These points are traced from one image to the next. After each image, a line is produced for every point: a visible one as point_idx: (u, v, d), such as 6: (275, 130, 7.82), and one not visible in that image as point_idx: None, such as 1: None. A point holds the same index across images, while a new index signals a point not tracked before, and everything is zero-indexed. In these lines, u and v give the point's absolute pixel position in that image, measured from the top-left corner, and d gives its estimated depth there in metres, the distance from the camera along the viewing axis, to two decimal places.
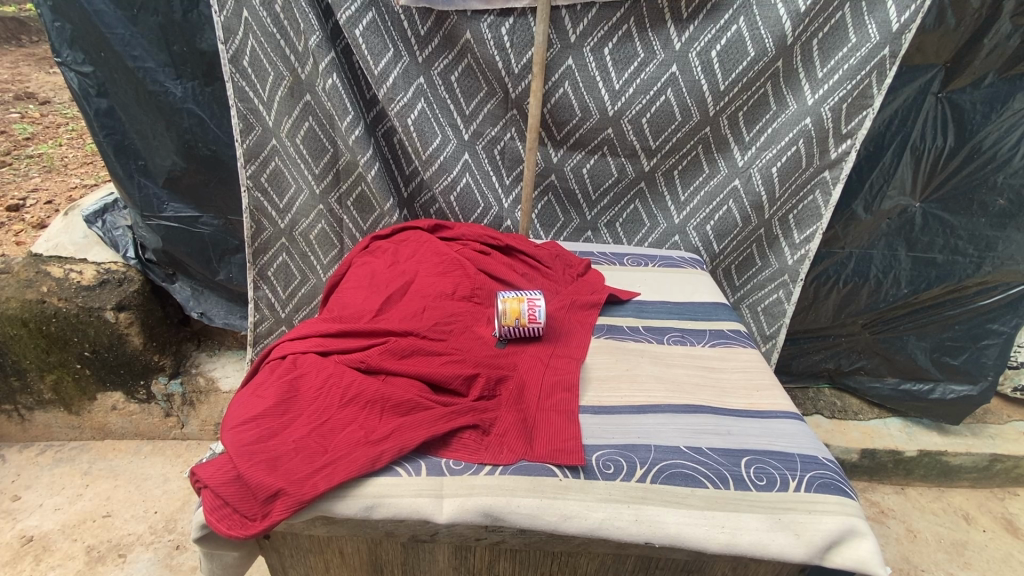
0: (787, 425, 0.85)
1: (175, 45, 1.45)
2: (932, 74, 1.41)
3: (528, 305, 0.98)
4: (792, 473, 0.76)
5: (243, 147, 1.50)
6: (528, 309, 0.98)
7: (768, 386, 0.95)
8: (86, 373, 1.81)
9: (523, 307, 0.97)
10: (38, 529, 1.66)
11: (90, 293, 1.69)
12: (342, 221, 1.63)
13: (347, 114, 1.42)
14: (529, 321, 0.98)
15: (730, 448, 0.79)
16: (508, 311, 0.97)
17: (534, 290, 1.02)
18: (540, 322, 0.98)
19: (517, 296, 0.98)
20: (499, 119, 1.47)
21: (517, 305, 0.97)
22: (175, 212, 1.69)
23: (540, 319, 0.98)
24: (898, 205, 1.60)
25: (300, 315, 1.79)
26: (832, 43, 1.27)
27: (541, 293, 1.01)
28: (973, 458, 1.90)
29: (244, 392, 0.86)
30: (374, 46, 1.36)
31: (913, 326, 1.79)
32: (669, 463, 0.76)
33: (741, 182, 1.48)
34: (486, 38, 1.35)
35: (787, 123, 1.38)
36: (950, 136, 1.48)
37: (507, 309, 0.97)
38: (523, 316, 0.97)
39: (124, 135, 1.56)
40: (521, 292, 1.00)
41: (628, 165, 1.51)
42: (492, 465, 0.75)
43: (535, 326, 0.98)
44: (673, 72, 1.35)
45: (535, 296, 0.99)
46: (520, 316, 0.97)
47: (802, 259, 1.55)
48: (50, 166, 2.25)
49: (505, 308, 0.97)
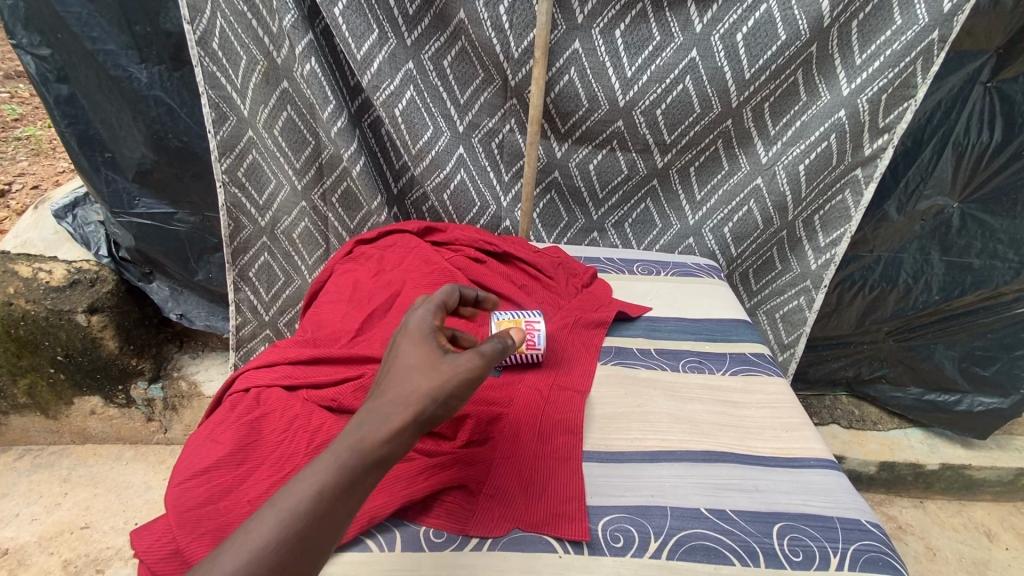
0: (822, 478, 0.74)
1: (137, 25, 1.31)
2: (982, 62, 1.27)
3: (525, 328, 0.86)
4: (833, 546, 0.64)
5: (216, 139, 1.37)
6: (525, 334, 0.86)
7: (799, 426, 0.83)
8: (61, 378, 1.71)
9: (521, 330, 0.86)
10: (13, 541, 1.58)
11: (59, 295, 1.58)
12: (327, 219, 1.50)
13: (329, 104, 1.29)
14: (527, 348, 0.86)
15: (759, 511, 0.68)
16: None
17: (532, 310, 0.91)
18: (541, 348, 0.86)
19: (513, 318, 0.87)
20: (498, 110, 1.33)
21: (512, 329, 0.86)
22: (147, 209, 1.57)
23: (539, 345, 0.86)
24: (934, 206, 1.46)
25: (285, 318, 1.68)
26: (874, 25, 1.13)
27: (541, 313, 0.90)
28: (997, 472, 1.80)
29: (201, 432, 0.76)
30: (357, 26, 1.21)
31: (942, 335, 1.66)
32: (688, 534, 0.65)
33: (764, 181, 1.35)
34: (482, 18, 1.20)
35: (818, 115, 1.24)
36: (997, 130, 1.34)
37: (502, 333, 0.86)
38: (521, 341, 0.86)
39: (88, 125, 1.43)
40: (518, 313, 0.89)
41: (640, 162, 1.37)
42: (479, 538, 0.63)
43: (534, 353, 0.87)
44: (693, 58, 1.21)
45: (532, 317, 0.88)
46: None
47: (827, 263, 1.42)
48: (38, 149, 2.13)
49: (498, 333, 0.86)
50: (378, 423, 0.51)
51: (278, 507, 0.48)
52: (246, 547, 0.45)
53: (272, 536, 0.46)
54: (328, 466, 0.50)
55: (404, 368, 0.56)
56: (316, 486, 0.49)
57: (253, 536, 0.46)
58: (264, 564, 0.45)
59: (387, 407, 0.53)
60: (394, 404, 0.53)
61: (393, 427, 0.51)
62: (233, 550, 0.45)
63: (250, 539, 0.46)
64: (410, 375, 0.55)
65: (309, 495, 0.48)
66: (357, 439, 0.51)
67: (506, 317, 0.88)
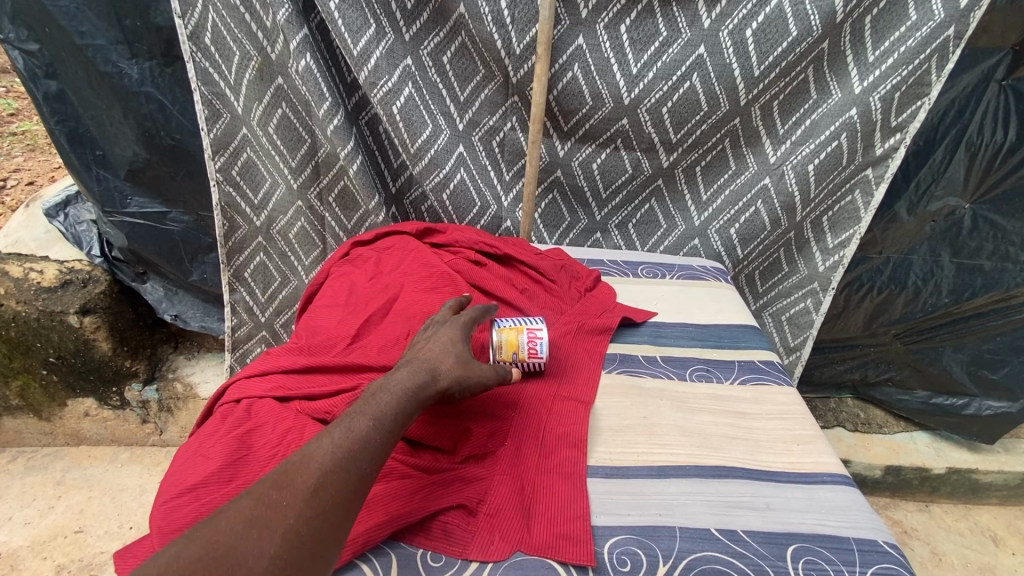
0: (836, 495, 0.71)
1: (126, 19, 1.27)
2: (997, 59, 1.24)
3: (527, 336, 0.82)
4: (849, 569, 0.61)
5: (209, 136, 1.33)
6: (528, 342, 0.82)
7: (811, 439, 0.80)
8: (54, 379, 1.68)
9: (523, 339, 0.82)
10: (5, 546, 1.55)
11: (50, 296, 1.55)
12: (324, 219, 1.47)
13: (325, 101, 1.25)
14: (528, 357, 0.83)
15: (772, 532, 0.65)
16: (504, 345, 0.82)
17: (534, 316, 0.86)
18: (542, 357, 0.83)
19: (515, 324, 0.83)
20: (499, 108, 1.29)
21: (514, 337, 0.82)
22: (139, 208, 1.53)
23: (540, 355, 0.83)
24: (945, 207, 1.42)
25: (281, 320, 1.64)
26: (888, 21, 1.09)
27: (543, 321, 0.86)
28: (1004, 476, 1.77)
29: (190, 445, 0.73)
30: (353, 21, 1.18)
31: (950, 338, 1.63)
32: (698, 557, 0.62)
33: (772, 181, 1.31)
34: (483, 13, 1.16)
35: (828, 114, 1.20)
36: (1011, 129, 1.30)
37: (503, 341, 0.82)
38: (522, 350, 0.82)
39: (78, 123, 1.39)
40: (519, 319, 0.85)
41: (644, 161, 1.33)
42: (479, 562, 0.60)
43: (535, 362, 0.83)
44: (700, 54, 1.17)
45: (534, 324, 0.84)
46: (519, 351, 0.82)
47: (835, 265, 1.39)
48: (34, 145, 2.10)
49: (499, 341, 0.82)
50: (429, 379, 0.65)
51: (365, 414, 0.60)
52: (346, 439, 0.57)
53: (366, 435, 0.58)
54: (402, 394, 0.63)
55: (448, 348, 0.70)
56: (393, 408, 0.61)
57: (351, 433, 0.58)
58: (355, 449, 0.57)
59: (434, 368, 0.67)
60: (441, 368, 0.67)
61: (437, 389, 0.66)
62: (335, 440, 0.57)
63: (350, 435, 0.58)
64: (452, 353, 0.69)
65: (378, 412, 0.60)
66: (417, 385, 0.64)
67: (508, 324, 0.84)
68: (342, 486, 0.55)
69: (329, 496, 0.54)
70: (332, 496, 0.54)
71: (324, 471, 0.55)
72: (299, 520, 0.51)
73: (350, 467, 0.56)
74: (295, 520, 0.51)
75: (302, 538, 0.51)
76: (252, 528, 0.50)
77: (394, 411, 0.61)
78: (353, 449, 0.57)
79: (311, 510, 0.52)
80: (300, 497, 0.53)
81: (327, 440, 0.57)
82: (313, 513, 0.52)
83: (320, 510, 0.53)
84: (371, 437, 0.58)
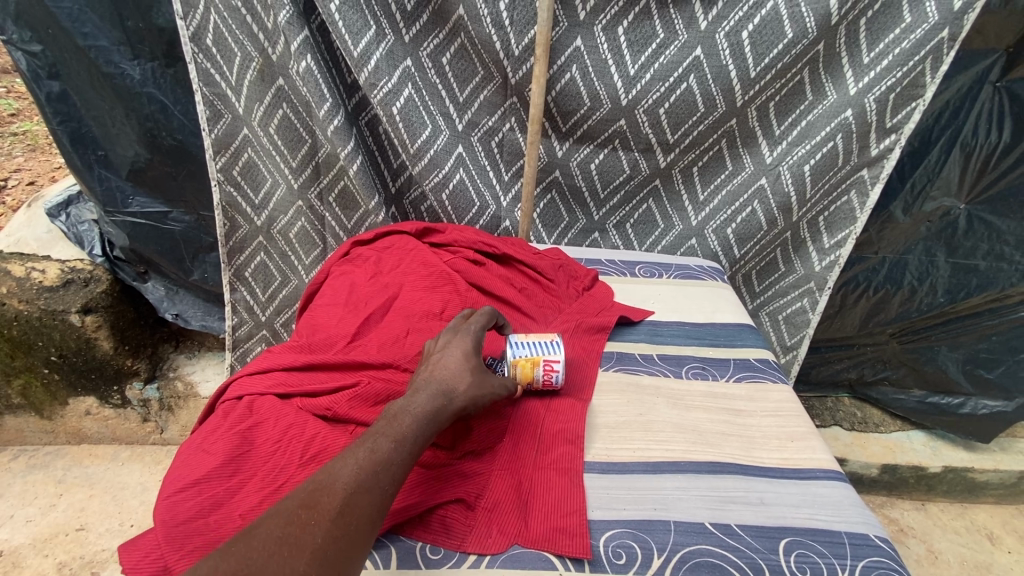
0: (828, 490, 0.72)
1: (128, 20, 1.28)
2: (991, 60, 1.25)
3: (543, 368, 0.79)
4: (840, 562, 0.63)
5: (210, 137, 1.34)
6: (543, 373, 0.79)
7: (805, 435, 0.81)
8: (55, 378, 1.69)
9: (538, 372, 0.79)
10: (7, 543, 1.55)
11: (52, 295, 1.56)
12: (324, 219, 1.48)
13: (325, 102, 1.26)
14: (542, 385, 0.81)
15: (765, 526, 0.66)
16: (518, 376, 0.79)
17: (554, 339, 0.81)
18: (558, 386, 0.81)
19: (532, 355, 0.79)
20: (498, 108, 1.31)
21: (529, 370, 0.78)
22: (141, 208, 1.54)
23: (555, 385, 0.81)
24: (940, 208, 1.44)
25: (282, 319, 1.65)
26: (882, 23, 1.10)
27: (561, 346, 0.80)
28: (999, 475, 1.78)
29: (192, 441, 0.74)
30: (353, 23, 1.19)
31: (946, 338, 1.64)
32: (692, 551, 0.63)
33: (768, 182, 1.32)
34: (482, 15, 1.18)
35: (824, 115, 1.22)
36: (1006, 130, 1.31)
37: (517, 372, 0.79)
38: (536, 382, 0.80)
39: (80, 123, 1.40)
40: (537, 346, 0.80)
41: (642, 161, 1.34)
42: (477, 555, 0.61)
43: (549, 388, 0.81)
44: (697, 56, 1.18)
45: (552, 354, 0.79)
46: (532, 381, 0.80)
47: (831, 265, 1.40)
48: (34, 145, 2.11)
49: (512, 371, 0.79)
50: (446, 401, 0.65)
51: (388, 435, 0.60)
52: (369, 460, 0.58)
53: (388, 457, 0.59)
54: (423, 414, 0.63)
55: (463, 366, 0.70)
56: (414, 428, 0.62)
57: (375, 454, 0.58)
58: (380, 470, 0.58)
59: (450, 390, 0.67)
60: (458, 389, 0.67)
61: (453, 410, 0.66)
62: (359, 461, 0.57)
63: (374, 456, 0.58)
64: (469, 374, 0.69)
65: (400, 434, 0.61)
66: (436, 407, 0.64)
67: (523, 350, 0.80)
68: (365, 508, 0.55)
69: (355, 518, 0.54)
70: (357, 517, 0.55)
71: (350, 492, 0.55)
72: (325, 542, 0.52)
73: (374, 488, 0.57)
74: (322, 541, 0.52)
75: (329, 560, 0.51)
76: (280, 549, 0.50)
77: (414, 433, 0.62)
78: (376, 471, 0.57)
79: (338, 532, 0.53)
80: (328, 517, 0.53)
81: (351, 462, 0.57)
82: (339, 535, 0.53)
83: (343, 533, 0.53)
84: (394, 458, 0.59)
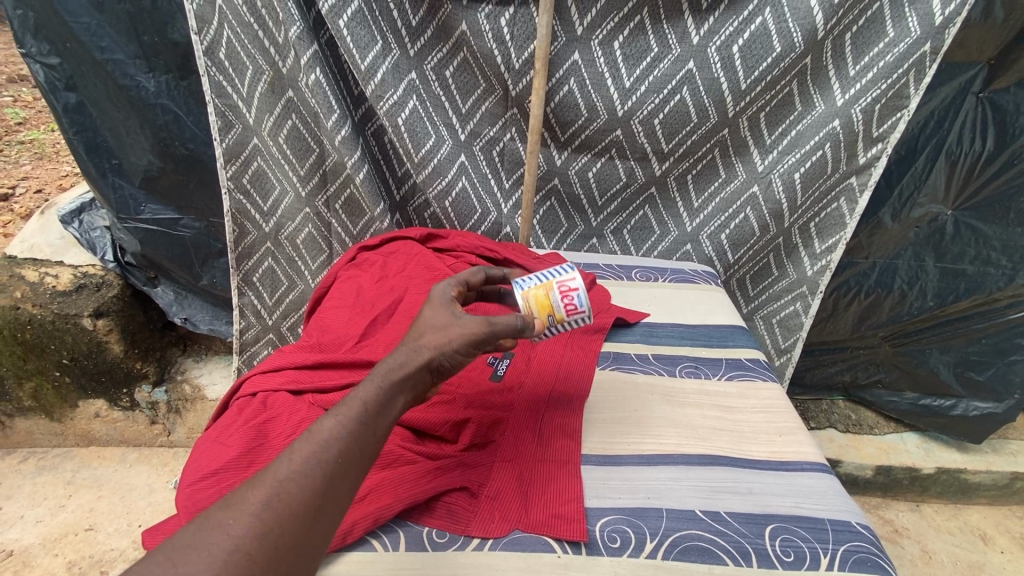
0: (813, 481, 0.76)
1: (145, 35, 1.34)
2: (974, 72, 1.30)
3: (558, 292, 0.80)
4: (823, 547, 0.66)
5: (222, 146, 1.39)
6: (560, 297, 0.80)
7: (793, 430, 0.85)
8: (66, 381, 1.73)
9: (553, 295, 0.79)
10: (18, 543, 1.58)
11: (65, 299, 1.60)
12: (330, 225, 1.52)
13: (333, 113, 1.31)
14: (567, 311, 0.80)
15: (752, 513, 0.70)
16: (536, 307, 0.80)
17: (563, 265, 0.82)
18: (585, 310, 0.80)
19: (542, 283, 0.81)
20: (499, 119, 1.36)
21: (543, 297, 0.80)
22: (153, 214, 1.59)
23: (581, 309, 0.80)
24: (927, 214, 1.48)
25: (288, 322, 1.69)
26: (867, 38, 1.15)
27: (571, 268, 0.81)
28: (992, 476, 1.81)
29: (209, 436, 0.78)
30: (361, 37, 1.24)
31: (937, 341, 1.67)
32: (683, 535, 0.67)
33: (760, 189, 1.37)
34: (484, 30, 1.23)
35: (813, 125, 1.26)
36: (989, 139, 1.36)
37: (535, 304, 0.80)
38: (557, 309, 0.79)
39: (95, 133, 1.45)
40: (546, 274, 0.82)
41: (638, 169, 1.39)
42: (480, 539, 0.65)
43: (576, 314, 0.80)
44: (690, 68, 1.23)
45: (563, 276, 0.80)
46: (553, 307, 0.79)
47: (822, 270, 1.44)
48: (42, 153, 2.16)
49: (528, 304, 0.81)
50: (407, 359, 0.62)
51: (332, 414, 0.56)
52: (311, 444, 0.53)
53: (332, 440, 0.54)
54: (378, 384, 0.59)
55: (429, 327, 0.67)
56: (365, 396, 0.58)
57: (317, 435, 0.54)
58: (318, 454, 0.53)
59: (414, 347, 0.63)
60: (421, 346, 0.64)
61: (417, 365, 0.62)
62: (295, 448, 0.53)
63: (314, 436, 0.54)
64: (432, 331, 0.66)
65: (344, 412, 0.56)
66: (391, 371, 0.60)
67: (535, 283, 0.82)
68: (301, 497, 0.50)
69: (286, 508, 0.49)
70: (289, 508, 0.49)
71: (280, 482, 0.50)
72: (247, 536, 0.46)
73: (314, 476, 0.51)
74: (241, 538, 0.46)
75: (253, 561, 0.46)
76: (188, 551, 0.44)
77: (364, 403, 0.57)
78: (315, 454, 0.52)
79: (262, 525, 0.47)
80: (251, 511, 0.48)
81: (290, 448, 0.53)
82: (264, 529, 0.47)
83: (271, 526, 0.47)
84: (338, 441, 0.54)
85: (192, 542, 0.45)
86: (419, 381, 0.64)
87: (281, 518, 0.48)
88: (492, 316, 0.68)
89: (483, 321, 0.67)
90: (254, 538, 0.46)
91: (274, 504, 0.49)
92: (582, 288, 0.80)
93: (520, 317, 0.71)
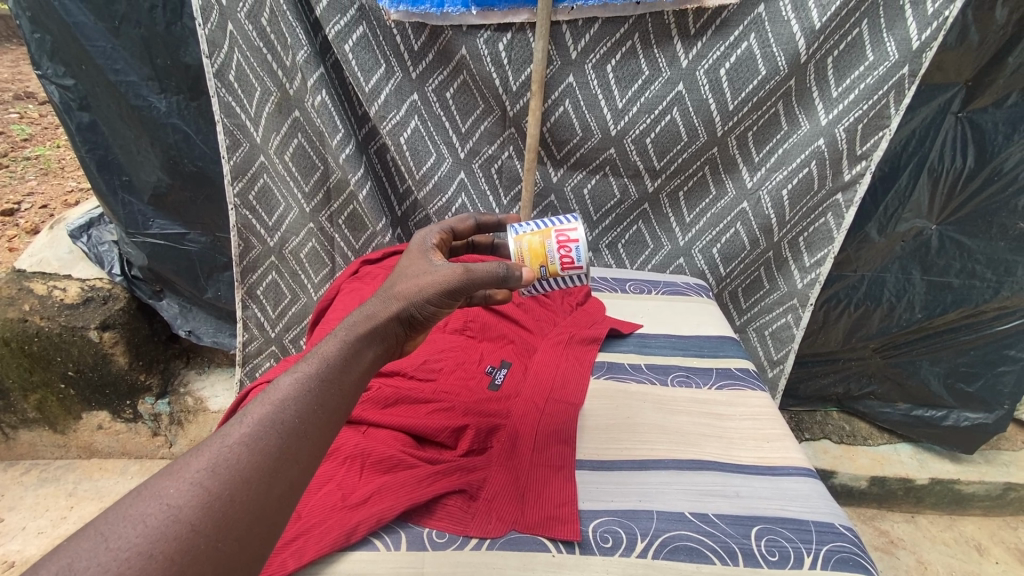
0: (799, 485, 0.79)
1: (158, 58, 1.39)
2: (952, 93, 1.36)
3: (556, 242, 0.85)
4: (807, 547, 0.69)
5: (230, 163, 1.45)
6: (557, 247, 0.85)
7: (780, 436, 0.88)
8: (70, 393, 1.75)
9: (551, 245, 0.85)
10: (19, 555, 1.56)
11: (73, 312, 1.63)
12: (333, 240, 1.56)
13: (337, 132, 1.37)
14: (561, 261, 0.86)
15: (740, 516, 0.73)
16: (531, 253, 0.86)
17: (566, 215, 0.87)
18: (581, 264, 0.86)
19: (542, 230, 0.86)
20: (497, 138, 1.41)
21: (540, 245, 0.85)
22: (160, 229, 1.64)
23: (577, 261, 0.86)
24: (912, 228, 1.53)
25: (290, 335, 1.72)
26: (848, 62, 1.20)
27: (574, 221, 0.86)
28: (985, 486, 1.82)
29: None
30: (365, 61, 1.31)
31: (926, 352, 1.71)
32: (672, 535, 0.70)
33: (749, 206, 1.42)
34: (483, 54, 1.28)
35: (798, 143, 1.31)
36: (969, 157, 1.42)
37: (530, 250, 0.86)
38: (551, 258, 0.85)
39: (107, 150, 1.50)
40: (547, 223, 0.86)
41: (631, 186, 1.44)
42: (478, 538, 0.68)
43: (570, 265, 0.86)
44: (679, 90, 1.29)
45: (563, 226, 0.86)
46: (549, 257, 0.85)
47: (812, 283, 1.48)
48: (47, 169, 2.21)
49: (525, 247, 0.86)
50: (379, 309, 0.70)
51: (285, 377, 0.60)
52: (258, 413, 0.56)
53: (281, 406, 0.57)
54: (335, 347, 0.65)
55: (403, 281, 0.75)
56: (325, 354, 0.63)
57: (268, 401, 0.58)
58: (269, 418, 0.56)
59: (388, 299, 0.72)
60: (393, 299, 0.72)
61: (388, 314, 0.70)
62: (246, 416, 0.56)
63: (269, 398, 0.58)
64: (403, 284, 0.74)
65: (296, 375, 0.60)
66: (358, 330, 0.68)
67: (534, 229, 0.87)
68: (256, 459, 0.53)
69: (239, 471, 0.52)
70: (243, 471, 0.52)
71: (229, 448, 0.53)
72: (196, 502, 0.48)
73: (262, 442, 0.54)
74: (189, 504, 0.48)
75: (198, 529, 0.47)
76: (129, 521, 0.46)
77: (322, 366, 0.62)
78: (267, 419, 0.56)
79: (212, 491, 0.50)
80: (199, 476, 0.50)
81: (239, 417, 0.56)
82: (217, 493, 0.50)
83: (223, 489, 0.50)
84: (288, 406, 0.58)
85: (128, 513, 0.46)
86: (391, 333, 0.71)
87: (227, 484, 0.51)
88: (471, 265, 0.72)
89: (460, 270, 0.73)
90: (197, 504, 0.48)
91: (220, 470, 0.51)
92: (580, 239, 0.85)
93: (502, 265, 0.75)
